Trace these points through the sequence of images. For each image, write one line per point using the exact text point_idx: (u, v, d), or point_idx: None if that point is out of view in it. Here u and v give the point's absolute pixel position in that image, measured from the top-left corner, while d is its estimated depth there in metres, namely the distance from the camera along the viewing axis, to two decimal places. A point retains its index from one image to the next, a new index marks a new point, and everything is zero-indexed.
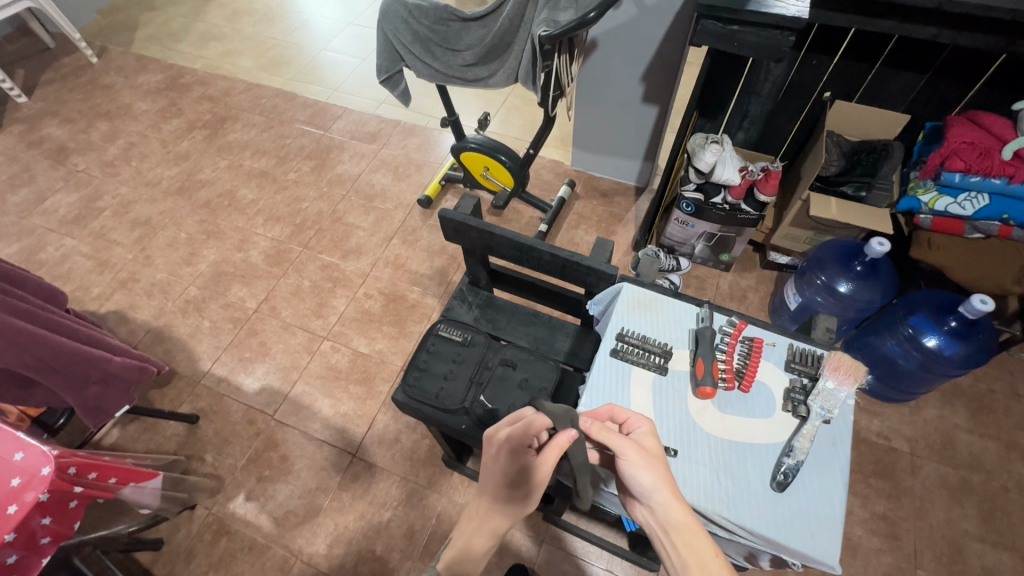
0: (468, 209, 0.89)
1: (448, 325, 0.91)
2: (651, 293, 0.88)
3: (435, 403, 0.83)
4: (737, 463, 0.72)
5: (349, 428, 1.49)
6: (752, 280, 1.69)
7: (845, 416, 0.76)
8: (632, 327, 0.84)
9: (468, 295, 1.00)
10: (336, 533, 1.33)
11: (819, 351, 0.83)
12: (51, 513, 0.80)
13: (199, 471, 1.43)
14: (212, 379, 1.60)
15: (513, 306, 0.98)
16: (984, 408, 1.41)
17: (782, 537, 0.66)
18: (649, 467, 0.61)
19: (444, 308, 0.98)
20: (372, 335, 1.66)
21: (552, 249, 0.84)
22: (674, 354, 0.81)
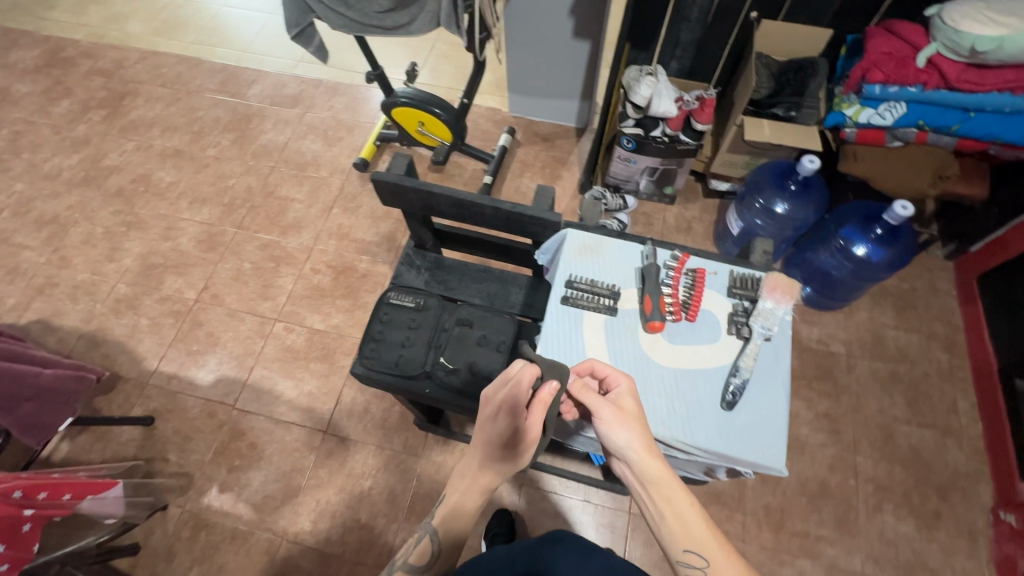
0: (401, 169, 0.85)
1: (399, 291, 0.88)
2: (594, 237, 0.88)
3: (396, 370, 0.82)
4: (689, 390, 0.76)
5: (316, 406, 1.47)
6: (696, 211, 1.73)
7: (784, 332, 0.80)
8: (579, 272, 0.84)
9: (416, 259, 0.96)
10: (318, 509, 1.34)
11: (758, 274, 0.86)
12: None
13: (164, 471, 1.39)
14: (161, 377, 1.53)
15: (463, 265, 0.96)
16: (908, 305, 1.54)
17: (734, 450, 0.71)
18: (624, 426, 0.65)
19: (393, 275, 0.95)
20: (327, 311, 1.61)
21: (492, 203, 0.83)
22: (623, 294, 0.83)
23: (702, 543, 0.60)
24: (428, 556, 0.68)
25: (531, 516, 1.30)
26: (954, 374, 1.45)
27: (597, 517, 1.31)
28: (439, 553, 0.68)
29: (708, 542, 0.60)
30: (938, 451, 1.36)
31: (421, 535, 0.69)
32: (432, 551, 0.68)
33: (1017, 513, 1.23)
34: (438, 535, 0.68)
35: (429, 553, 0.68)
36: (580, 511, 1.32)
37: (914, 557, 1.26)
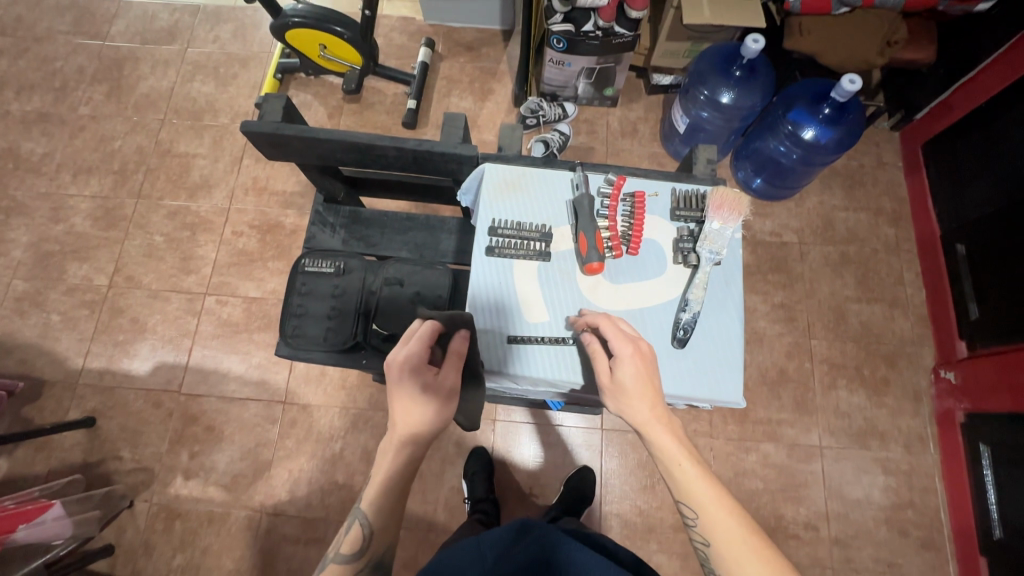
0: (279, 114, 0.72)
1: (313, 257, 0.78)
2: (517, 172, 0.80)
3: (327, 345, 0.74)
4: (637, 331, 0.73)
5: (269, 378, 1.39)
6: (641, 110, 1.62)
7: (734, 253, 0.77)
8: (506, 217, 0.77)
9: (328, 216, 0.84)
10: (293, 478, 1.31)
11: (702, 189, 0.81)
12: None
13: (121, 469, 1.32)
14: (91, 374, 1.39)
15: (383, 215, 0.85)
16: (856, 184, 1.52)
17: (689, 390, 0.71)
18: (619, 396, 0.64)
19: (305, 238, 0.83)
20: (260, 276, 1.47)
21: (396, 142, 0.72)
22: (556, 234, 0.77)
23: (695, 499, 0.60)
24: (362, 542, 0.63)
25: (508, 449, 1.34)
26: (901, 246, 1.47)
27: (572, 437, 1.34)
28: (371, 536, 0.63)
29: (703, 499, 0.60)
30: (886, 324, 1.42)
31: (351, 522, 0.64)
32: (364, 536, 0.63)
33: (957, 370, 1.31)
34: (368, 518, 0.63)
35: (361, 538, 0.63)
36: (553, 435, 1.35)
37: (866, 424, 1.35)
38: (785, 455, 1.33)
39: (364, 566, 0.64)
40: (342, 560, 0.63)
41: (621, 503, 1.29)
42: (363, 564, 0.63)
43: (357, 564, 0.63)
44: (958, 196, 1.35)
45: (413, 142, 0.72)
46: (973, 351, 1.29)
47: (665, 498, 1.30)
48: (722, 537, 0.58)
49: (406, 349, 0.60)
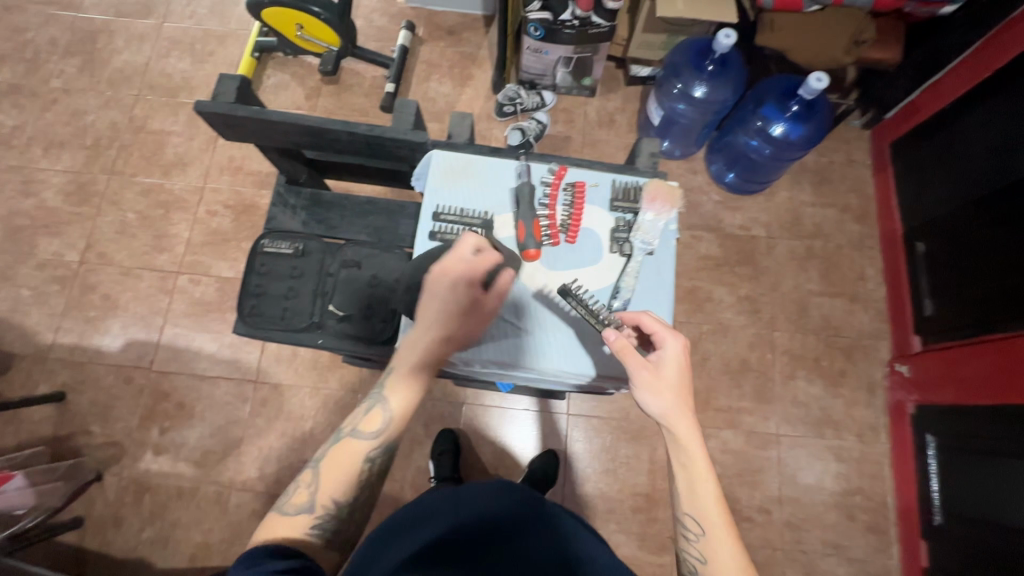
0: (232, 94, 0.73)
1: (272, 238, 0.80)
2: (462, 159, 0.83)
3: (283, 324, 0.77)
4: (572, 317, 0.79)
5: (240, 357, 1.40)
6: (618, 101, 1.63)
7: (667, 243, 0.83)
8: (449, 203, 0.81)
9: (289, 197, 0.85)
10: (263, 455, 1.33)
11: (640, 181, 0.87)
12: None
13: (90, 443, 1.33)
14: (61, 349, 1.39)
15: (344, 199, 0.86)
16: (824, 180, 1.55)
17: (617, 374, 0.78)
18: (656, 395, 0.67)
19: (267, 219, 0.85)
20: (233, 257, 1.48)
21: (345, 125, 0.73)
22: (498, 221, 0.82)
23: (705, 517, 0.67)
24: (380, 425, 0.73)
25: (475, 430, 1.37)
26: (864, 243, 1.52)
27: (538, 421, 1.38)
28: (390, 422, 0.73)
29: (703, 502, 0.67)
30: (847, 318, 1.46)
31: (371, 403, 0.74)
32: (386, 418, 0.73)
33: (910, 363, 1.36)
34: (392, 407, 0.73)
35: (380, 422, 0.73)
36: (519, 419, 1.38)
37: (822, 414, 1.40)
38: (742, 442, 1.38)
39: (380, 445, 0.73)
40: (360, 439, 0.73)
41: (584, 485, 1.33)
42: (377, 446, 0.73)
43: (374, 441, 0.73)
44: (919, 194, 1.39)
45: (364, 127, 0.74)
46: (926, 345, 1.34)
47: (625, 482, 1.34)
48: (717, 544, 0.66)
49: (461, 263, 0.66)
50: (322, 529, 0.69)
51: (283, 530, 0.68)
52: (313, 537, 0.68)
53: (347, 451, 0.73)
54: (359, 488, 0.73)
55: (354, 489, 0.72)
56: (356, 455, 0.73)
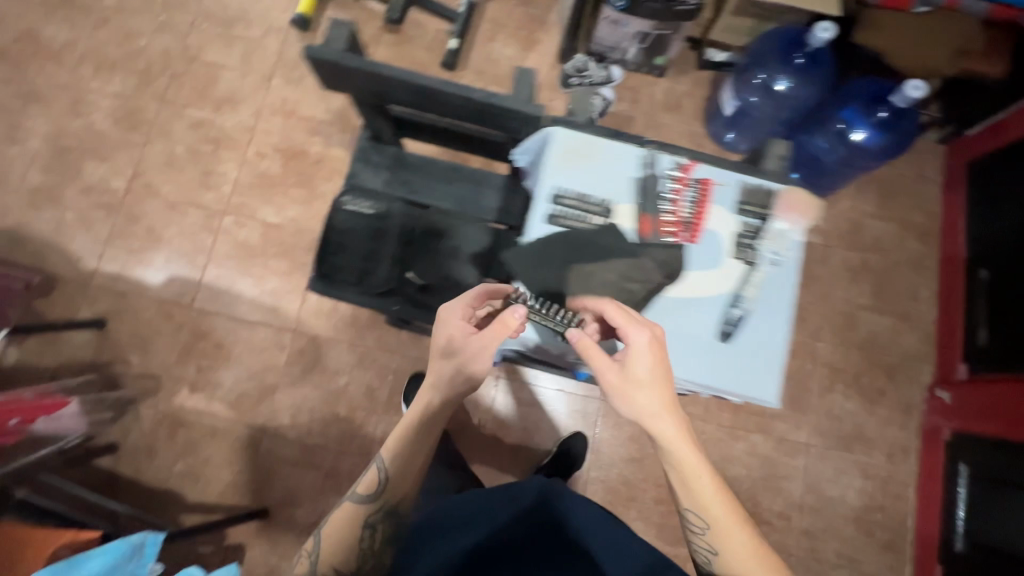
0: (344, 41, 0.68)
1: (354, 198, 0.82)
2: (586, 143, 0.85)
3: (361, 286, 0.80)
4: (687, 319, 0.82)
5: (280, 305, 1.39)
6: (687, 85, 1.56)
7: (791, 254, 0.85)
8: (569, 187, 0.84)
9: (371, 154, 0.91)
10: (297, 405, 1.35)
11: (770, 185, 0.88)
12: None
13: (129, 374, 1.34)
14: (104, 278, 1.39)
15: (426, 166, 0.95)
16: (891, 193, 1.50)
17: (724, 380, 0.82)
18: (625, 398, 0.71)
19: (348, 173, 0.91)
20: (280, 203, 1.45)
21: (456, 89, 0.70)
22: (617, 211, 0.85)
23: (705, 508, 0.69)
24: (377, 486, 0.75)
25: (507, 406, 1.37)
26: (922, 263, 1.47)
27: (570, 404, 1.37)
28: (387, 481, 0.75)
29: (704, 500, 0.70)
30: (893, 337, 1.43)
31: (371, 466, 0.76)
32: (378, 481, 0.75)
33: (952, 391, 1.34)
34: (387, 464, 0.75)
35: (377, 482, 0.75)
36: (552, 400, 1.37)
37: (854, 430, 1.39)
38: (771, 447, 1.38)
39: (376, 509, 0.75)
40: (357, 503, 0.75)
41: (608, 470, 1.34)
42: (375, 509, 0.75)
43: (370, 505, 0.75)
44: (990, 220, 1.33)
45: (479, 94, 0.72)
46: (973, 375, 1.31)
47: (649, 473, 1.35)
48: (721, 529, 0.69)
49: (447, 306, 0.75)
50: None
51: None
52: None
53: (349, 515, 0.75)
54: (359, 551, 0.74)
55: (354, 556, 0.73)
56: (356, 521, 0.74)
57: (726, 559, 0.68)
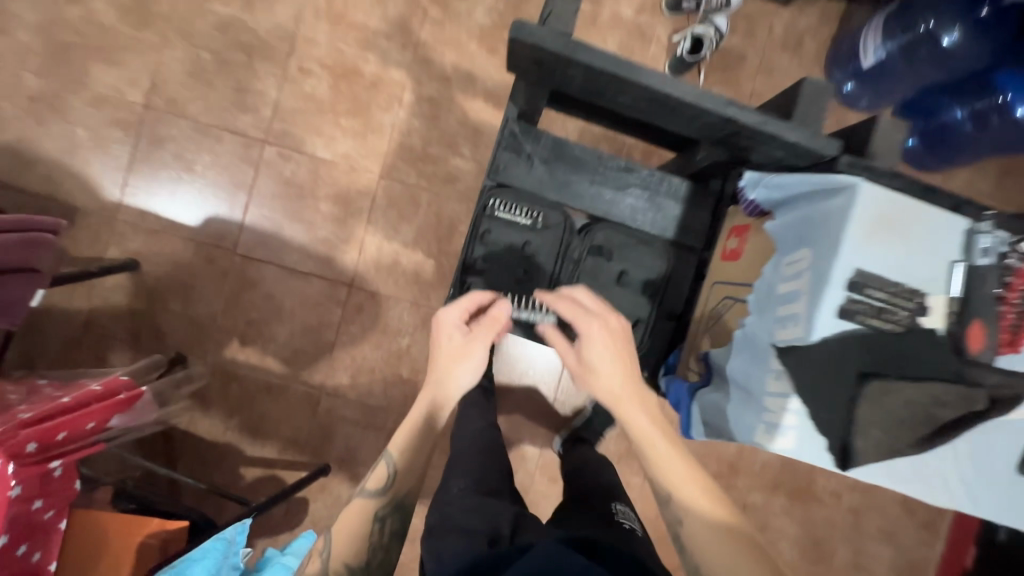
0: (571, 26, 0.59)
1: (505, 206, 0.83)
2: (899, 195, 0.57)
3: (512, 308, 0.85)
4: (991, 449, 0.59)
5: (334, 256, 1.25)
6: (813, 19, 1.31)
7: None
8: (867, 265, 0.56)
9: (522, 141, 0.82)
10: (356, 364, 1.26)
11: None
12: (62, 430, 0.67)
13: (172, 322, 1.23)
14: (132, 211, 1.21)
15: (588, 160, 0.84)
16: (1017, 171, 1.34)
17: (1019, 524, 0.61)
18: (593, 377, 0.70)
19: (494, 162, 0.83)
20: (330, 134, 1.24)
21: (698, 98, 0.60)
22: (930, 299, 0.58)
23: (683, 503, 0.61)
24: (386, 482, 0.68)
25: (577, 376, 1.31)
26: None
27: None
28: (396, 478, 0.68)
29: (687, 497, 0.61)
30: None
31: (380, 462, 0.70)
32: (388, 475, 0.68)
33: None
34: (393, 459, 0.69)
35: (386, 479, 0.68)
36: None
37: None
38: None
39: (388, 503, 0.67)
40: (368, 498, 0.67)
41: None
42: (386, 501, 0.67)
43: (379, 501, 0.67)
44: None
45: (724, 101, 0.60)
46: None
47: (713, 448, 1.35)
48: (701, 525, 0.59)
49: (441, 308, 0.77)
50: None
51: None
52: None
53: (355, 513, 0.67)
54: (375, 553, 0.65)
55: (365, 552, 0.64)
56: (365, 515, 0.66)
57: (710, 567, 0.57)
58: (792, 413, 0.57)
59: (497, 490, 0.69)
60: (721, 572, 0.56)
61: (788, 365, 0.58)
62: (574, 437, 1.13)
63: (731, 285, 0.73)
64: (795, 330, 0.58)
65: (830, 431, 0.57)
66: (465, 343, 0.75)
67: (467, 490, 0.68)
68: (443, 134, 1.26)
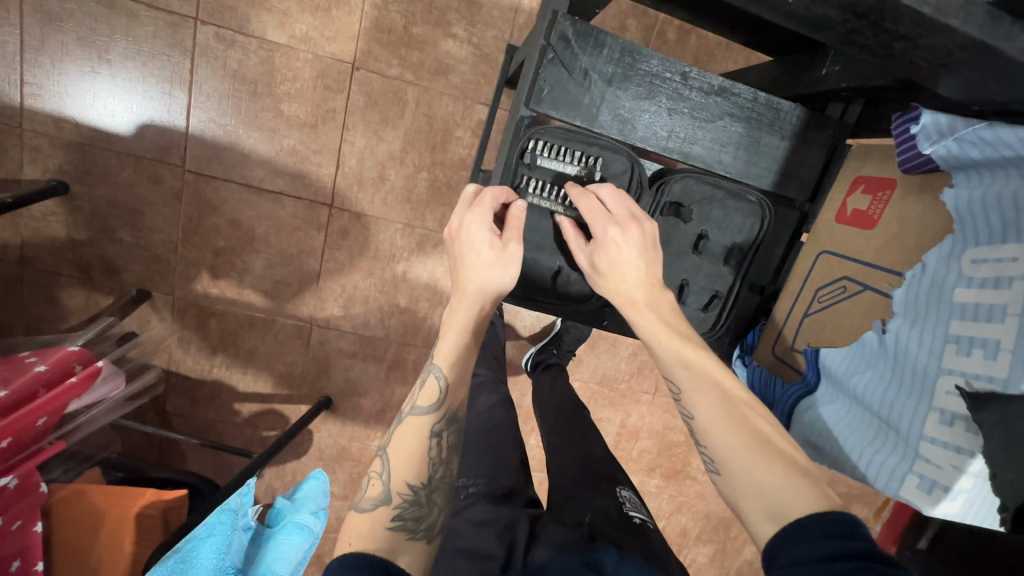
0: None
1: (547, 149, 0.65)
2: None
3: (561, 290, 0.72)
4: None
5: (307, 171, 1.04)
6: None
7: None
8: None
9: (580, 54, 0.60)
10: (348, 295, 1.13)
11: None
12: (4, 437, 0.58)
13: (125, 255, 1.05)
14: (42, 120, 0.96)
15: (669, 79, 0.62)
16: None
17: None
18: (602, 279, 0.59)
19: (539, 85, 0.61)
20: (281, 9, 0.95)
21: (941, 11, 0.38)
22: None
23: (738, 454, 0.46)
24: (437, 397, 0.55)
25: None
26: None
27: None
28: (450, 389, 0.55)
29: (741, 444, 0.47)
30: None
31: (426, 374, 0.57)
32: (440, 388, 0.55)
33: None
34: (444, 371, 0.56)
35: (439, 393, 0.55)
36: None
37: None
38: None
39: (443, 423, 0.55)
40: (420, 414, 0.55)
41: None
42: (443, 417, 0.55)
43: (434, 420, 0.55)
44: None
45: (981, 18, 0.38)
46: None
47: None
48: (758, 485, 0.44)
49: (453, 212, 0.60)
50: (404, 521, 0.50)
51: (365, 528, 0.49)
52: (397, 532, 0.49)
53: (409, 436, 0.54)
54: (438, 470, 0.54)
55: (427, 471, 0.53)
56: (419, 435, 0.54)
57: (732, 478, 0.46)
58: (970, 474, 0.43)
59: (510, 492, 0.66)
60: (744, 481, 0.45)
61: (984, 420, 0.42)
62: (539, 363, 1.03)
63: (855, 266, 0.60)
64: (991, 369, 0.43)
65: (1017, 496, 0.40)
66: (499, 240, 0.57)
67: (472, 495, 0.64)
68: (429, 8, 0.98)
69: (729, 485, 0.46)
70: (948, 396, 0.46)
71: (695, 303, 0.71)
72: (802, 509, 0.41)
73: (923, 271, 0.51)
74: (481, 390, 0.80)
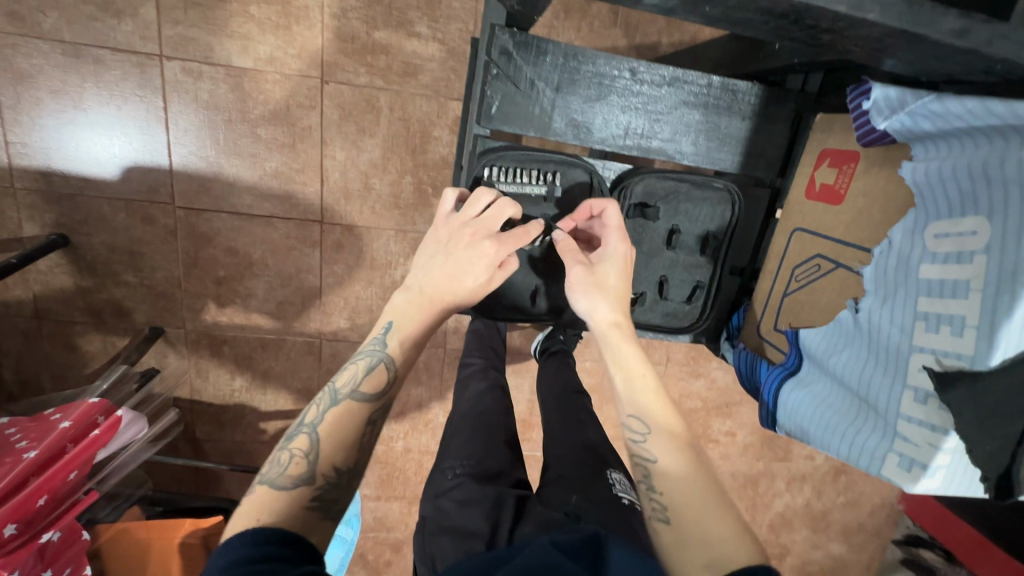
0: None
1: (505, 165, 0.68)
2: None
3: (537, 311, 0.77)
4: None
5: (294, 191, 1.05)
6: None
7: None
8: None
9: (524, 65, 0.63)
10: (351, 306, 1.15)
11: None
12: (42, 494, 0.64)
13: (132, 295, 1.09)
14: (31, 176, 0.98)
15: (616, 76, 0.65)
16: None
17: None
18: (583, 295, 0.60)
19: (486, 102, 0.64)
20: (242, 33, 0.95)
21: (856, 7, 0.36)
22: None
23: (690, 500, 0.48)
24: (383, 384, 0.54)
25: None
26: None
27: None
28: (398, 380, 0.55)
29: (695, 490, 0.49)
30: None
31: (372, 359, 0.55)
32: (389, 377, 0.54)
33: None
34: (395, 361, 0.55)
35: (386, 381, 0.54)
36: None
37: None
38: None
39: (382, 411, 0.53)
40: (358, 400, 0.52)
41: None
42: (383, 406, 0.53)
43: (375, 408, 0.53)
44: None
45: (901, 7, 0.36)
46: None
47: None
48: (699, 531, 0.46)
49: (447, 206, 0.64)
50: (323, 502, 0.47)
51: (274, 504, 0.45)
52: (312, 513, 0.46)
53: (341, 418, 0.51)
54: (364, 456, 0.52)
55: (356, 456, 0.50)
56: (355, 419, 0.52)
57: (681, 527, 0.47)
58: (947, 450, 0.45)
59: (496, 473, 0.63)
60: (693, 530, 0.46)
61: (953, 400, 0.44)
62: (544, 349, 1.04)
63: (826, 244, 0.63)
64: (959, 347, 0.44)
65: (996, 469, 0.43)
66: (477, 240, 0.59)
67: (460, 475, 0.62)
68: (389, 10, 0.96)
69: (677, 533, 0.47)
70: (919, 374, 0.48)
71: (679, 295, 0.76)
72: (743, 560, 0.43)
73: (891, 247, 0.53)
74: (472, 378, 0.82)
